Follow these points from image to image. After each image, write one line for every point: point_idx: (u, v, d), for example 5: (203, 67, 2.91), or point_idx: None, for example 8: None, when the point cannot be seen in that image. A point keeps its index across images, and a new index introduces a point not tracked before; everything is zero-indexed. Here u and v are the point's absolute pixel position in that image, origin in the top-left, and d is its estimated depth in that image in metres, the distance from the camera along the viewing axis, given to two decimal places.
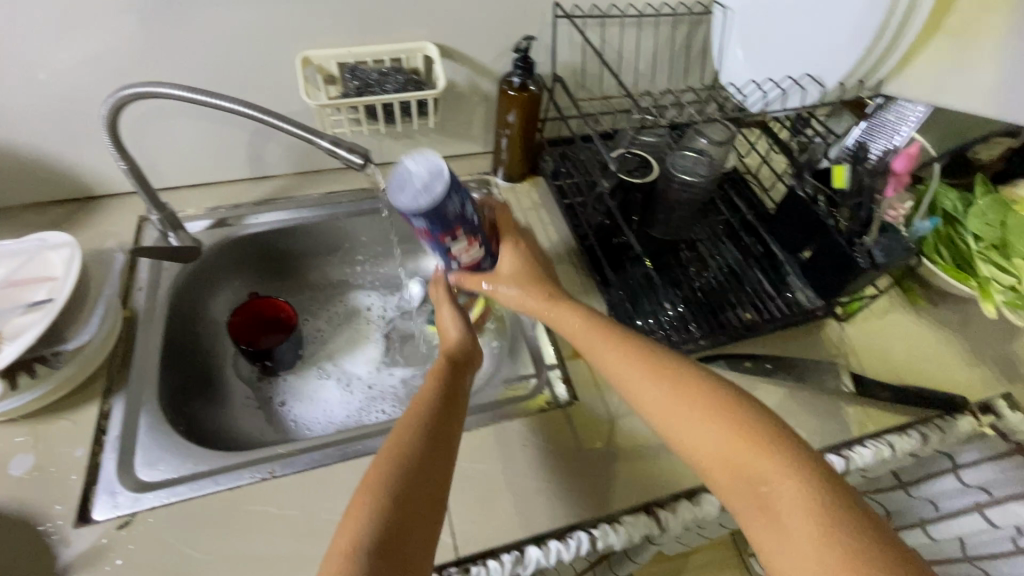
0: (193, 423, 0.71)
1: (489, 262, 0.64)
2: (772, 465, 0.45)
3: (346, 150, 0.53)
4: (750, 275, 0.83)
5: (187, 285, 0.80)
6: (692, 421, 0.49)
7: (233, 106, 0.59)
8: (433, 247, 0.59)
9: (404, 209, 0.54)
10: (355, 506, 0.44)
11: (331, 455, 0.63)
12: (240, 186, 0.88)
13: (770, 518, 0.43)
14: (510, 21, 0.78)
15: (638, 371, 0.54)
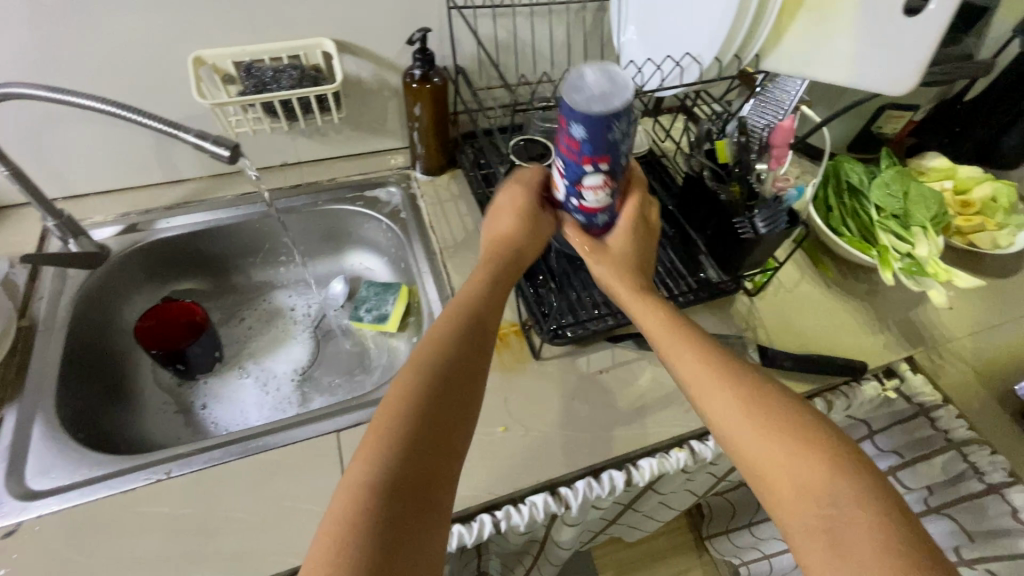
0: (98, 431, 0.70)
1: (604, 216, 0.60)
2: (845, 491, 0.41)
3: (211, 142, 0.53)
4: (662, 256, 0.84)
5: (97, 292, 0.79)
6: (756, 424, 0.47)
7: (101, 105, 0.59)
8: (569, 167, 0.55)
9: (571, 110, 0.50)
10: (373, 443, 0.44)
11: (231, 453, 0.63)
12: (153, 191, 0.88)
13: (833, 542, 0.40)
14: (407, 14, 0.78)
15: (707, 363, 0.52)
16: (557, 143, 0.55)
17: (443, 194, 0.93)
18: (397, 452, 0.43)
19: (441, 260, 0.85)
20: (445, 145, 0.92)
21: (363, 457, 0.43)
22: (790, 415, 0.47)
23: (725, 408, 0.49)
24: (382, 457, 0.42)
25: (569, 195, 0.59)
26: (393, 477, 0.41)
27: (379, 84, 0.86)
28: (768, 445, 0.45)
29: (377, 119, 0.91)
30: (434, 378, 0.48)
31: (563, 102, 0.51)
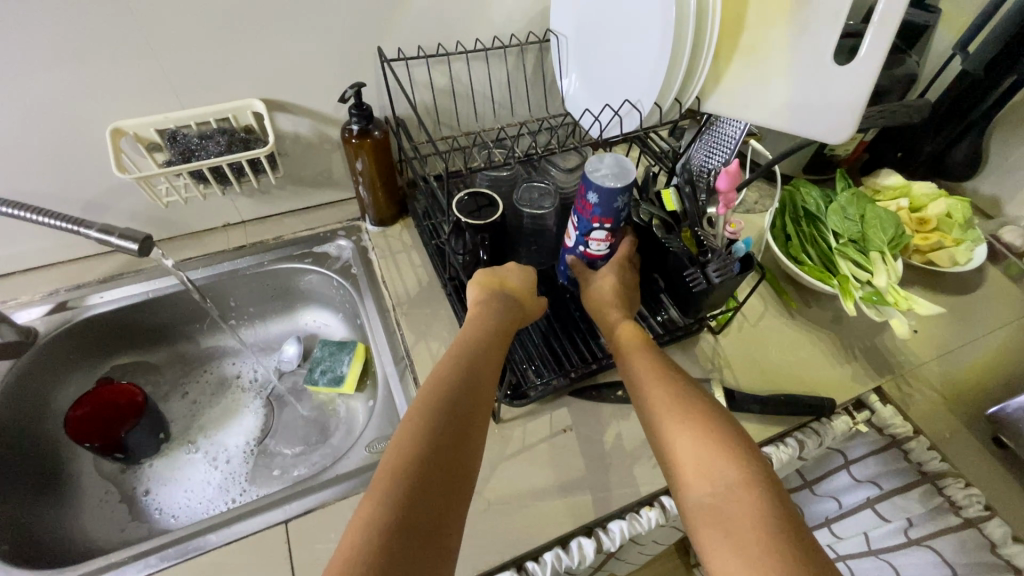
0: (28, 537, 0.65)
1: (603, 264, 0.72)
2: (736, 474, 0.46)
3: (117, 236, 0.53)
4: None
5: (24, 379, 0.74)
6: (678, 417, 0.52)
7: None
8: (582, 221, 0.68)
9: (587, 182, 0.63)
10: (386, 482, 0.44)
11: (170, 554, 0.59)
12: (85, 264, 0.83)
13: (717, 516, 0.44)
14: (340, 68, 0.76)
15: (655, 370, 0.58)
16: (575, 203, 0.68)
17: (395, 245, 0.90)
18: (409, 478, 0.45)
19: (394, 317, 0.81)
20: (394, 195, 0.89)
21: (372, 490, 0.44)
22: (706, 411, 0.53)
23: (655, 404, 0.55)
24: (392, 483, 0.44)
25: (578, 243, 0.71)
26: (402, 503, 0.43)
27: (319, 139, 0.83)
28: (683, 434, 0.50)
29: (321, 172, 0.88)
30: (443, 405, 0.51)
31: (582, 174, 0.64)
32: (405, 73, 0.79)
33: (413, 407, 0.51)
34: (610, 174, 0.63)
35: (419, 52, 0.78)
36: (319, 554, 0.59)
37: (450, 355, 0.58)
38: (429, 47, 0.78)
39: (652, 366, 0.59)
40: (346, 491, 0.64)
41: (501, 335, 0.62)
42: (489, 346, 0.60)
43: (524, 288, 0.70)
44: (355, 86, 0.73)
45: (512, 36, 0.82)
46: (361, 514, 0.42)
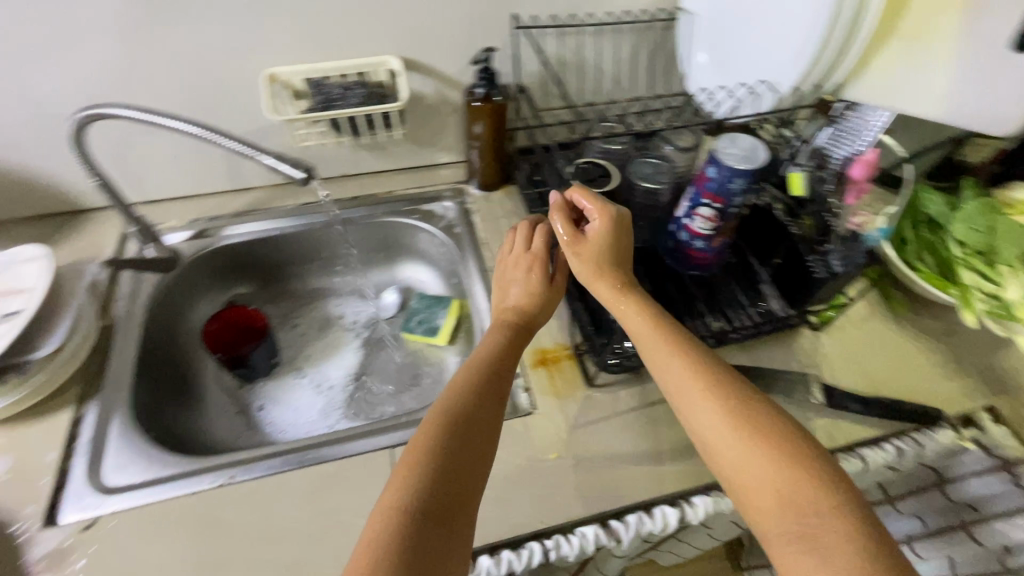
0: (167, 430, 0.73)
1: (703, 243, 0.74)
2: (824, 502, 0.45)
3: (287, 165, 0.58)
4: (722, 283, 0.81)
5: (169, 293, 0.83)
6: (746, 442, 0.50)
7: (186, 125, 0.63)
8: (695, 195, 0.70)
9: (711, 156, 0.65)
10: (402, 475, 0.47)
11: (290, 461, 0.65)
12: (220, 198, 0.91)
13: (808, 544, 0.43)
14: (473, 33, 0.79)
15: (693, 380, 0.54)
16: (695, 176, 0.70)
17: (497, 210, 0.93)
18: (427, 484, 0.46)
19: (493, 278, 0.84)
20: (502, 162, 0.92)
21: (392, 487, 0.46)
22: (774, 431, 0.50)
23: (712, 429, 0.52)
24: (410, 489, 0.45)
25: (684, 215, 0.73)
26: (422, 511, 0.44)
27: (441, 101, 0.87)
28: (758, 463, 0.48)
29: (437, 134, 0.92)
30: (458, 423, 0.51)
31: (712, 149, 0.66)
32: (534, 42, 0.81)
33: (425, 423, 0.51)
34: (738, 155, 0.65)
35: (551, 22, 0.79)
36: None
37: (464, 369, 0.58)
38: (561, 16, 0.79)
39: (696, 378, 0.54)
40: None
41: (509, 347, 0.62)
42: (500, 359, 0.60)
43: (537, 293, 0.67)
44: (487, 50, 0.76)
45: (643, 12, 0.80)
46: (377, 517, 0.44)
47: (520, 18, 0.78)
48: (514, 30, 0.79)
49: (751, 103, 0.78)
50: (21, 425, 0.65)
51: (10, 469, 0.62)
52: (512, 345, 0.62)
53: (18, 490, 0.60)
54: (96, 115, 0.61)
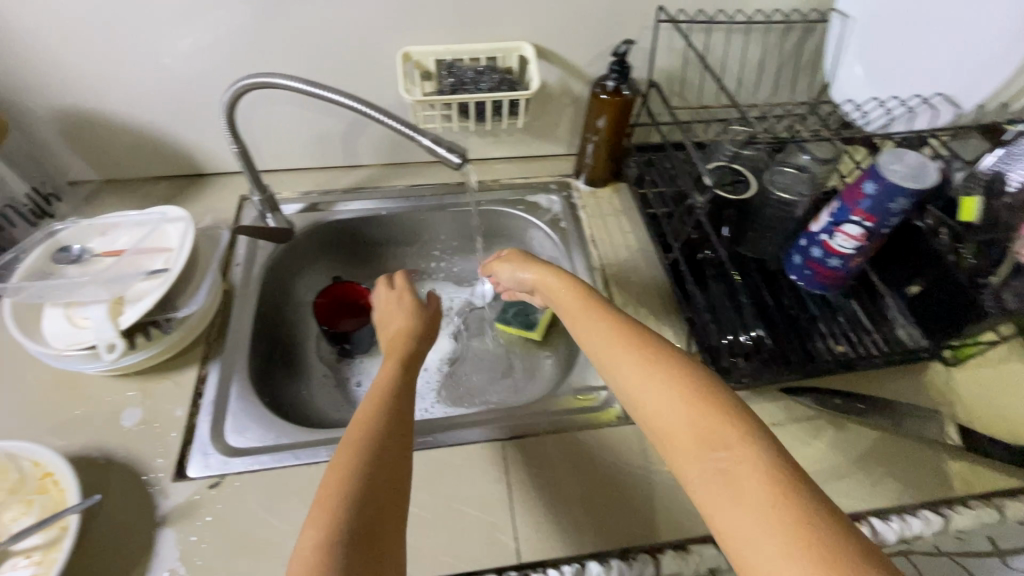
0: (276, 397, 0.74)
1: (838, 262, 0.69)
2: (731, 433, 0.44)
3: (445, 149, 0.56)
4: (843, 304, 0.77)
5: (280, 263, 0.85)
6: (662, 387, 0.49)
7: (349, 100, 0.61)
8: (841, 210, 0.66)
9: (873, 169, 0.61)
10: (323, 498, 0.43)
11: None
12: (332, 173, 0.92)
13: (726, 479, 0.42)
14: (609, 24, 0.77)
15: (615, 342, 0.55)
16: (846, 189, 0.65)
17: (604, 207, 0.90)
18: (361, 485, 0.44)
19: (601, 277, 0.82)
20: (614, 158, 0.89)
21: (326, 489, 0.43)
22: (683, 375, 0.49)
23: (635, 381, 0.51)
24: (343, 488, 0.43)
25: (824, 231, 0.69)
26: (354, 509, 0.42)
27: (562, 91, 0.85)
28: (670, 405, 0.47)
29: (551, 125, 0.90)
30: (376, 426, 0.49)
31: (874, 162, 0.62)
32: (673, 36, 0.78)
33: (350, 431, 0.49)
34: (904, 173, 0.60)
35: (698, 16, 0.76)
36: (530, 479, 0.63)
37: (375, 383, 0.56)
38: (708, 11, 0.76)
39: (617, 338, 0.55)
40: (553, 428, 0.67)
41: (399, 361, 0.60)
42: (403, 374, 0.58)
43: (413, 314, 0.68)
44: (627, 42, 0.73)
45: (793, 12, 0.76)
46: (316, 518, 0.41)
47: (666, 11, 0.75)
48: (656, 23, 0.76)
49: (920, 117, 0.71)
50: (150, 378, 0.67)
51: (142, 420, 0.64)
52: (406, 361, 0.60)
53: (148, 441, 0.63)
54: (263, 83, 0.61)
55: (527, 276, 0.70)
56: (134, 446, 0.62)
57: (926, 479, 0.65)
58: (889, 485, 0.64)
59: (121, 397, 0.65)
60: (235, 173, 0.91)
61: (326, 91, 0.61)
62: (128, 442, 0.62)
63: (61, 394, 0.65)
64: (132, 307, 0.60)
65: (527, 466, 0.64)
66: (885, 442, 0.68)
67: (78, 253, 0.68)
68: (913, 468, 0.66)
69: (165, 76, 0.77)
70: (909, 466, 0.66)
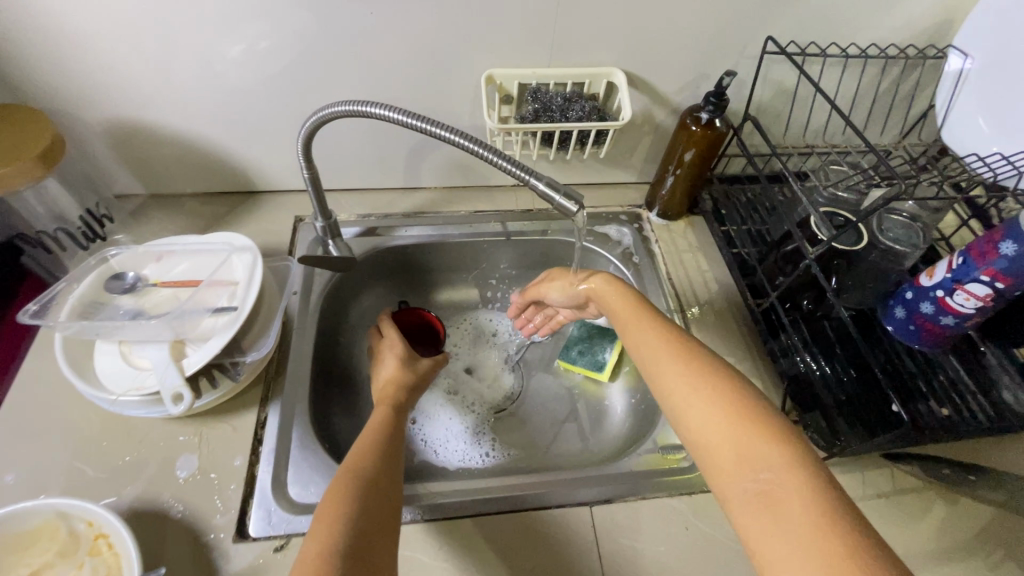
0: (334, 442, 0.69)
1: (951, 321, 0.64)
2: (775, 456, 0.41)
3: (564, 197, 0.50)
4: (942, 360, 0.70)
5: (337, 291, 0.79)
6: (705, 400, 0.47)
7: (464, 141, 0.52)
8: (965, 266, 0.60)
9: (1013, 227, 0.56)
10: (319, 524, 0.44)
11: (470, 505, 0.60)
12: (391, 196, 0.87)
13: (765, 503, 0.39)
14: (707, 52, 0.72)
15: (660, 351, 0.53)
16: (972, 245, 0.60)
17: (679, 243, 0.85)
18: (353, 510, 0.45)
19: (681, 320, 0.77)
20: (692, 191, 0.84)
21: (325, 514, 0.45)
22: (728, 387, 0.47)
23: (676, 391, 0.49)
24: (337, 512, 0.45)
25: (940, 287, 0.63)
26: (350, 533, 0.43)
27: (644, 119, 0.80)
28: (712, 420, 0.45)
29: (626, 153, 0.85)
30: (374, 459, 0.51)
31: (1015, 219, 0.57)
32: (777, 67, 0.73)
33: (345, 463, 0.51)
34: None
35: (809, 47, 0.72)
36: (623, 551, 0.58)
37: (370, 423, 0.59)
38: (821, 43, 0.72)
39: (664, 347, 0.53)
40: (636, 492, 0.62)
41: (390, 404, 0.63)
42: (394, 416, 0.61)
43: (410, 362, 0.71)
44: (731, 76, 0.68)
45: (909, 47, 0.72)
46: (315, 539, 0.43)
47: (776, 40, 0.70)
48: (764, 54, 0.71)
49: None
50: (207, 421, 0.62)
51: (199, 469, 0.59)
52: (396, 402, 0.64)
53: (205, 494, 0.57)
54: (357, 112, 0.54)
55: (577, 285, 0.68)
56: (191, 500, 0.57)
57: None
58: (1013, 570, 0.59)
59: (174, 442, 0.60)
60: (289, 192, 0.86)
61: (435, 128, 0.52)
62: (184, 495, 0.57)
63: (113, 437, 0.60)
64: (198, 350, 0.57)
65: (618, 534, 0.59)
66: (1002, 519, 0.62)
67: (132, 281, 0.63)
68: None
69: (227, 91, 0.71)
70: None
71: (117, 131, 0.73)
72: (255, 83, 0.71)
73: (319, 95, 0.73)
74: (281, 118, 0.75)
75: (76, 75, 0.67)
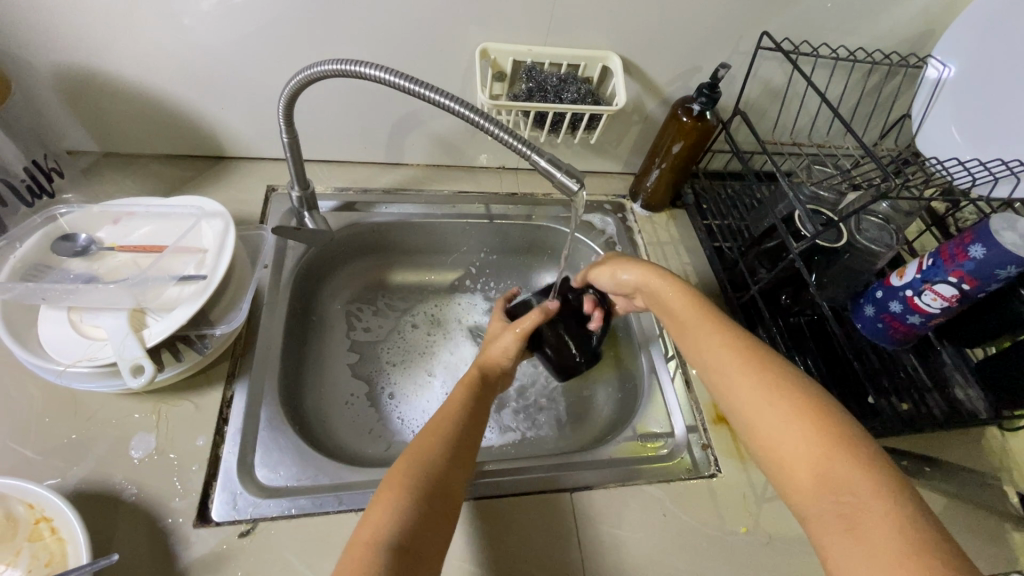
0: (305, 423, 0.65)
1: (917, 320, 0.67)
2: (860, 480, 0.41)
3: (564, 173, 0.48)
4: (904, 358, 0.74)
5: (310, 266, 0.75)
6: (779, 416, 0.47)
7: (462, 109, 0.49)
8: (934, 267, 0.63)
9: (982, 232, 0.59)
10: (380, 501, 0.47)
11: (479, 490, 0.59)
12: (371, 170, 0.83)
13: (849, 524, 0.40)
14: (703, 43, 0.72)
15: (731, 364, 0.53)
16: (941, 248, 0.63)
17: (662, 234, 0.85)
18: (418, 498, 0.47)
19: None
20: (676, 184, 0.85)
21: (381, 505, 0.46)
22: (804, 406, 0.47)
23: (750, 406, 0.49)
24: (388, 513, 0.45)
25: (910, 286, 0.66)
26: (412, 518, 0.45)
27: (635, 108, 0.79)
28: (788, 437, 0.46)
29: (614, 141, 0.85)
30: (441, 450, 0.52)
31: (984, 225, 0.60)
32: (769, 63, 0.74)
33: (410, 449, 0.52)
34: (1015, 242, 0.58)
35: (800, 45, 0.73)
36: (605, 537, 0.58)
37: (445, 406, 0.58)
38: (812, 43, 0.73)
39: (734, 358, 0.53)
40: (617, 480, 0.62)
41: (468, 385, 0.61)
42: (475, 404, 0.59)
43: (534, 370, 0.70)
44: (726, 68, 0.68)
45: (890, 53, 0.75)
46: (375, 517, 0.45)
47: (769, 37, 0.71)
48: (758, 49, 0.72)
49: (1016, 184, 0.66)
50: (167, 399, 0.57)
51: (157, 449, 0.54)
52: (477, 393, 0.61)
53: (163, 476, 0.53)
54: (352, 73, 0.51)
55: (630, 276, 0.65)
56: (147, 482, 0.52)
57: (997, 551, 0.63)
58: None
59: (127, 421, 0.55)
60: (260, 159, 0.81)
61: (435, 94, 0.49)
62: (139, 477, 0.52)
63: (58, 414, 0.55)
64: (162, 320, 0.52)
65: (599, 522, 0.58)
66: (954, 508, 0.65)
67: (84, 243, 0.58)
68: (980, 537, 0.64)
69: (195, 42, 0.65)
70: (977, 535, 0.64)
71: (70, 79, 0.66)
72: (230, 37, 0.66)
73: (300, 56, 0.69)
74: (256, 78, 0.70)
75: (23, 9, 0.59)
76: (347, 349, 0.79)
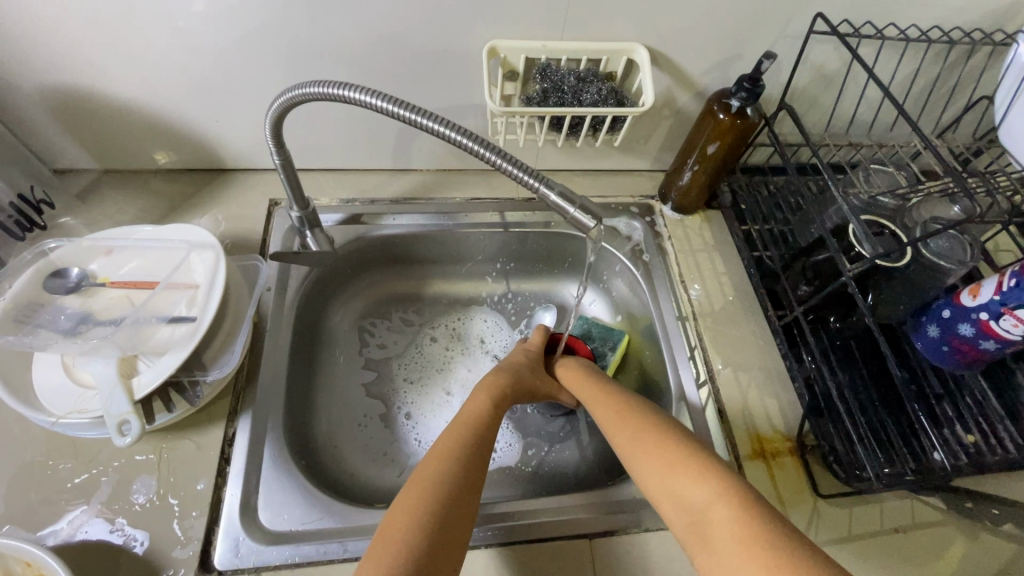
0: (312, 456, 0.63)
1: (992, 345, 0.58)
2: (699, 491, 0.44)
3: (577, 217, 0.45)
4: (973, 383, 0.65)
5: (318, 284, 0.72)
6: (646, 452, 0.50)
7: (461, 137, 0.45)
8: (1018, 288, 0.53)
9: None
10: (386, 536, 0.43)
11: (493, 535, 0.55)
12: (379, 177, 0.78)
13: (704, 539, 0.41)
14: (745, 27, 0.62)
15: (609, 416, 0.57)
16: None
17: (695, 240, 0.78)
18: (427, 522, 0.44)
19: (693, 330, 0.71)
20: (711, 185, 0.76)
21: (389, 538, 0.43)
22: (666, 439, 0.50)
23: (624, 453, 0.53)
24: (404, 542, 0.43)
25: (985, 309, 0.56)
26: (422, 543, 0.43)
27: (665, 102, 0.71)
28: (651, 470, 0.49)
29: (641, 139, 0.77)
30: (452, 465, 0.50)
31: None
32: (823, 48, 0.64)
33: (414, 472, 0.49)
34: None
35: (860, 26, 0.63)
36: None
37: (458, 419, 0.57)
38: (877, 23, 0.63)
39: (612, 410, 0.58)
40: (641, 525, 0.57)
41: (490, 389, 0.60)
42: (492, 414, 0.58)
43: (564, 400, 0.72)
44: (767, 61, 0.59)
45: (970, 32, 0.64)
46: (384, 547, 0.42)
47: (825, 18, 0.61)
48: (810, 33, 0.62)
49: None
50: (168, 438, 0.56)
51: (158, 494, 0.52)
52: (499, 394, 0.60)
53: (165, 523, 0.51)
54: (335, 97, 0.46)
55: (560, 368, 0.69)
56: (148, 530, 0.51)
57: None
58: None
59: (129, 462, 0.54)
60: (263, 170, 0.77)
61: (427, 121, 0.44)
62: (139, 524, 0.51)
63: (59, 458, 0.53)
64: (151, 368, 0.50)
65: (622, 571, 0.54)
66: None
67: (76, 279, 0.56)
68: None
69: (184, 53, 0.61)
70: None
71: (58, 98, 0.63)
72: (220, 47, 0.61)
73: (295, 63, 0.64)
74: (251, 88, 0.66)
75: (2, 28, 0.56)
76: (361, 366, 0.76)
